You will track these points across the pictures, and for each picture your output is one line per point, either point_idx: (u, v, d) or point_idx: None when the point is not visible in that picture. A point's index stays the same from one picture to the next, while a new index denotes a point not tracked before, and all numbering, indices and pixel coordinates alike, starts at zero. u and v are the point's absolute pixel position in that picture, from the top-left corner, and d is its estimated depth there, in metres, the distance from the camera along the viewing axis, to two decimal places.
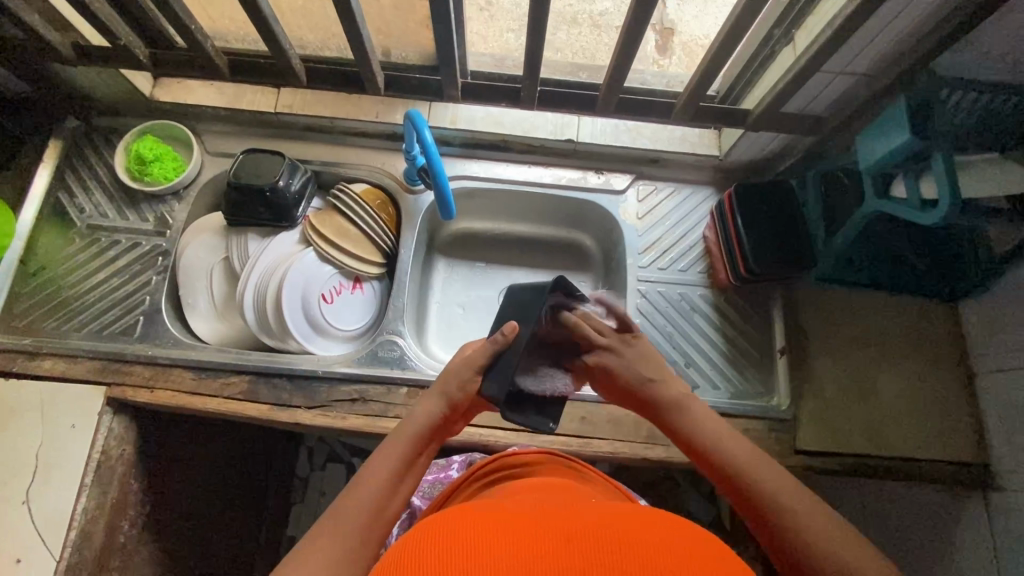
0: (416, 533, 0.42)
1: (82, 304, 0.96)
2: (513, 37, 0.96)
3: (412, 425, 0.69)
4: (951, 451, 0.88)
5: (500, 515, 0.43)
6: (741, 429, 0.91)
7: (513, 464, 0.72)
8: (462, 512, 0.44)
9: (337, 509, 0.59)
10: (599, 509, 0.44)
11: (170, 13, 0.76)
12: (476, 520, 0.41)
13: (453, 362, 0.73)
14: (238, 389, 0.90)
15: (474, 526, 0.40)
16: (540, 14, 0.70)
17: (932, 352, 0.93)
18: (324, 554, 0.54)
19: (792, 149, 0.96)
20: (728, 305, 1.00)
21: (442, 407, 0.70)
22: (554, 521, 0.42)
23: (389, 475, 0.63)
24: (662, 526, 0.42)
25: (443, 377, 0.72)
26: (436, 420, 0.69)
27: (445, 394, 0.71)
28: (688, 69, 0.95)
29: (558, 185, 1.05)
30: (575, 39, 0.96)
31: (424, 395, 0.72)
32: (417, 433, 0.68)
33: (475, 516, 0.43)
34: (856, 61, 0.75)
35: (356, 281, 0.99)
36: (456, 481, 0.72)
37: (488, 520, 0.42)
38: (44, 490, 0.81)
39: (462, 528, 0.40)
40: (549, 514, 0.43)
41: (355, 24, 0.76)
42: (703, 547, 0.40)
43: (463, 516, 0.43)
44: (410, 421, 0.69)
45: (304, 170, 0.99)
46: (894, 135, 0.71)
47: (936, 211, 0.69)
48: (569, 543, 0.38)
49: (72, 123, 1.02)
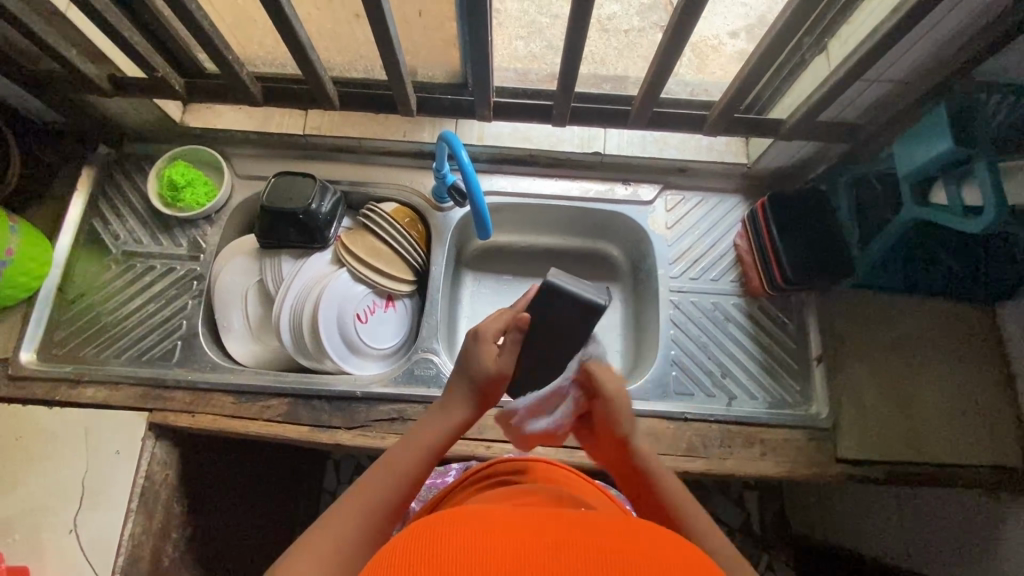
0: (400, 536, 0.41)
1: (120, 331, 0.97)
2: (522, 44, 0.95)
3: (440, 426, 0.69)
4: (995, 456, 0.87)
5: (490, 518, 0.42)
6: (782, 439, 0.90)
7: (503, 470, 0.70)
8: (452, 513, 0.43)
9: (358, 488, 0.61)
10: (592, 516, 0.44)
11: (209, 43, 0.77)
12: (465, 524, 0.41)
13: (484, 367, 0.69)
14: (278, 411, 0.91)
15: (464, 528, 0.40)
16: (578, 31, 0.70)
17: (973, 353, 0.92)
18: (344, 527, 0.56)
19: (822, 157, 0.95)
20: (762, 313, 0.99)
21: (472, 397, 0.70)
22: (541, 527, 0.41)
23: (413, 462, 0.65)
24: (633, 527, 0.42)
25: (479, 365, 0.69)
26: (461, 416, 0.70)
27: (474, 385, 0.70)
28: (700, 72, 0.94)
29: (585, 197, 1.05)
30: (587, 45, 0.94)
31: (456, 387, 0.71)
32: (446, 425, 0.69)
33: (458, 521, 0.41)
34: (894, 68, 0.75)
35: (388, 300, 1.00)
36: (454, 484, 0.72)
37: (475, 520, 0.41)
38: (92, 517, 0.82)
39: (451, 529, 0.40)
40: (535, 519, 0.42)
41: (392, 47, 0.76)
42: (689, 561, 0.39)
43: (456, 517, 0.42)
44: (435, 417, 0.69)
45: (334, 190, 1.00)
46: (935, 143, 0.71)
47: (982, 220, 0.68)
48: (555, 550, 0.37)
49: (104, 151, 1.04)
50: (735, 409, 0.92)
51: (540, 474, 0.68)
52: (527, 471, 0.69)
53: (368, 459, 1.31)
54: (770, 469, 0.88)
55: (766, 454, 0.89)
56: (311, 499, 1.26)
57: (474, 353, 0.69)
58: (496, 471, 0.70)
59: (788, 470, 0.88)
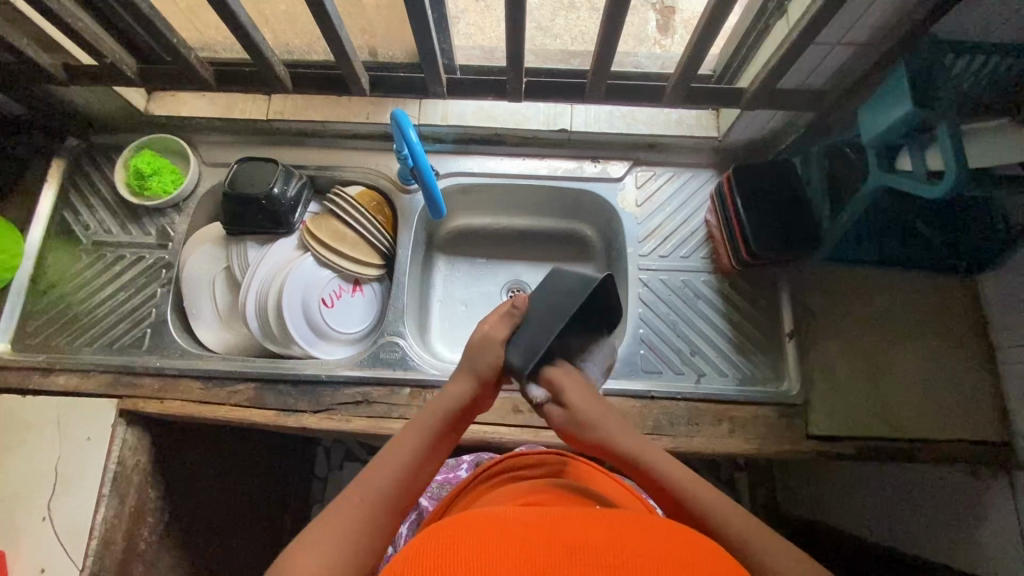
0: (416, 546, 0.40)
1: (92, 320, 0.98)
2: None
3: (440, 407, 0.68)
4: (971, 430, 0.85)
5: (503, 522, 0.42)
6: (751, 416, 0.89)
7: (518, 463, 0.71)
8: (468, 517, 0.44)
9: (360, 480, 0.61)
10: (611, 520, 0.43)
11: (151, 28, 0.76)
12: (478, 533, 0.41)
13: (487, 359, 0.68)
14: (245, 396, 0.91)
15: (474, 535, 0.40)
16: (517, 2, 0.68)
17: (950, 326, 0.90)
18: (360, 507, 0.58)
19: (792, 127, 0.93)
20: (733, 290, 0.98)
21: (472, 385, 0.69)
22: (553, 528, 0.41)
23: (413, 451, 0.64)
24: (646, 526, 0.43)
25: (472, 367, 0.69)
26: (461, 398, 0.69)
27: (476, 374, 0.69)
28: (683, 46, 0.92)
29: (554, 176, 1.04)
30: (575, 23, 0.94)
31: (454, 375, 0.71)
32: (446, 409, 0.68)
33: (474, 531, 0.41)
34: (853, 30, 0.72)
35: (356, 284, 1.00)
36: (467, 481, 0.71)
37: (489, 526, 0.42)
38: (62, 502, 0.83)
39: (469, 538, 0.40)
40: (546, 519, 0.43)
41: (333, 26, 0.75)
42: (697, 546, 0.41)
43: (469, 522, 0.43)
44: (436, 401, 0.69)
45: (299, 175, 0.99)
46: (896, 106, 0.68)
47: (943, 184, 0.66)
48: (574, 553, 0.38)
49: (72, 143, 1.04)
50: (703, 386, 0.91)
51: (557, 467, 0.69)
52: (548, 465, 0.70)
53: (357, 444, 1.32)
54: (739, 446, 0.87)
55: (735, 431, 0.88)
56: (301, 484, 1.28)
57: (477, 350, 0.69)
58: (524, 466, 0.70)
59: (758, 447, 0.87)
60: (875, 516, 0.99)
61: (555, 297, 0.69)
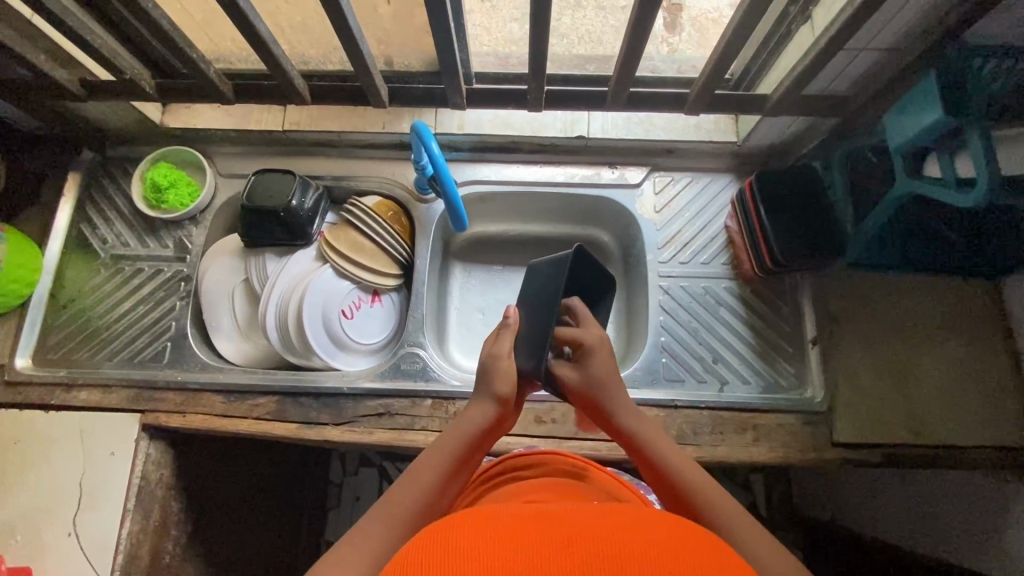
0: (408, 549, 0.39)
1: (111, 334, 0.98)
2: (515, 27, 0.92)
3: (464, 428, 0.66)
4: (996, 436, 0.84)
5: (499, 518, 0.41)
6: (774, 425, 0.88)
7: (521, 463, 0.70)
8: (467, 514, 0.42)
9: (386, 502, 0.58)
10: (614, 508, 0.42)
11: (172, 45, 0.76)
12: (472, 531, 0.39)
13: (504, 376, 0.69)
14: (267, 409, 0.91)
15: (469, 532, 0.39)
16: (541, 12, 0.68)
17: (972, 330, 0.89)
18: (391, 531, 0.55)
19: (813, 131, 0.92)
20: (754, 297, 0.97)
21: (493, 408, 0.68)
22: (548, 521, 0.40)
23: (438, 473, 0.62)
24: (642, 515, 0.42)
25: (489, 388, 0.69)
26: (485, 419, 0.67)
27: (495, 393, 0.68)
28: (700, 48, 0.91)
29: (571, 183, 1.03)
30: (580, 23, 0.90)
31: (473, 399, 0.70)
32: (470, 433, 0.66)
33: (468, 526, 0.40)
34: (878, 36, 0.71)
35: (374, 295, 0.99)
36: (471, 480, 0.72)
37: (490, 520, 0.41)
38: (87, 516, 0.82)
39: (461, 536, 0.38)
40: (541, 512, 0.42)
41: (354, 39, 0.75)
42: (693, 535, 0.40)
43: (462, 518, 0.41)
44: (459, 423, 0.67)
45: (316, 185, 0.99)
46: (926, 112, 0.67)
47: (974, 194, 0.65)
48: (570, 546, 0.37)
49: (88, 156, 1.04)
50: (726, 394, 0.91)
51: (561, 468, 0.68)
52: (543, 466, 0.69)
53: (372, 450, 1.32)
54: (764, 454, 0.86)
55: (759, 439, 0.87)
56: (316, 491, 1.28)
57: (490, 364, 0.71)
58: (517, 464, 0.70)
59: (783, 455, 0.86)
60: (898, 519, 0.99)
61: (544, 290, 0.76)
